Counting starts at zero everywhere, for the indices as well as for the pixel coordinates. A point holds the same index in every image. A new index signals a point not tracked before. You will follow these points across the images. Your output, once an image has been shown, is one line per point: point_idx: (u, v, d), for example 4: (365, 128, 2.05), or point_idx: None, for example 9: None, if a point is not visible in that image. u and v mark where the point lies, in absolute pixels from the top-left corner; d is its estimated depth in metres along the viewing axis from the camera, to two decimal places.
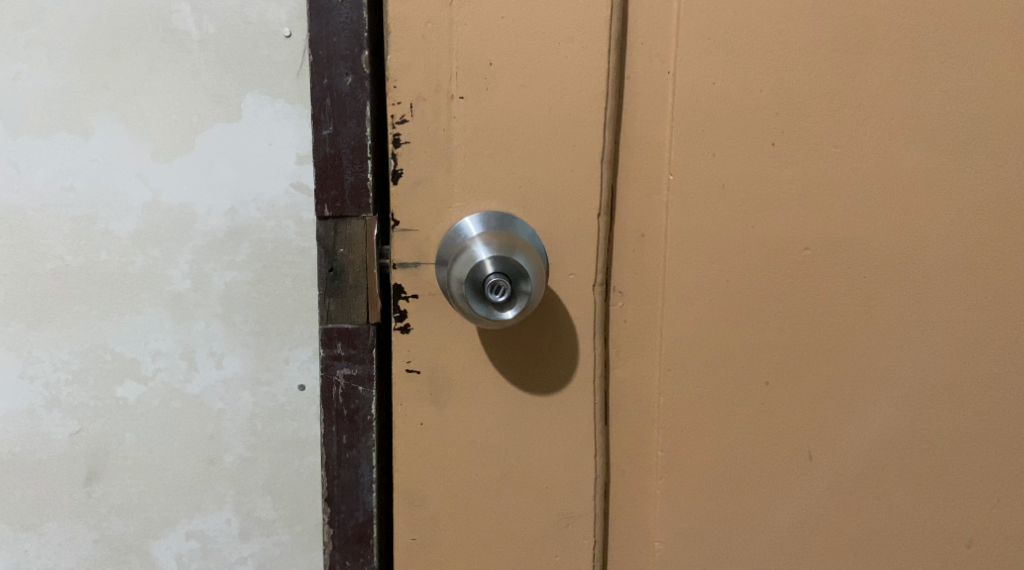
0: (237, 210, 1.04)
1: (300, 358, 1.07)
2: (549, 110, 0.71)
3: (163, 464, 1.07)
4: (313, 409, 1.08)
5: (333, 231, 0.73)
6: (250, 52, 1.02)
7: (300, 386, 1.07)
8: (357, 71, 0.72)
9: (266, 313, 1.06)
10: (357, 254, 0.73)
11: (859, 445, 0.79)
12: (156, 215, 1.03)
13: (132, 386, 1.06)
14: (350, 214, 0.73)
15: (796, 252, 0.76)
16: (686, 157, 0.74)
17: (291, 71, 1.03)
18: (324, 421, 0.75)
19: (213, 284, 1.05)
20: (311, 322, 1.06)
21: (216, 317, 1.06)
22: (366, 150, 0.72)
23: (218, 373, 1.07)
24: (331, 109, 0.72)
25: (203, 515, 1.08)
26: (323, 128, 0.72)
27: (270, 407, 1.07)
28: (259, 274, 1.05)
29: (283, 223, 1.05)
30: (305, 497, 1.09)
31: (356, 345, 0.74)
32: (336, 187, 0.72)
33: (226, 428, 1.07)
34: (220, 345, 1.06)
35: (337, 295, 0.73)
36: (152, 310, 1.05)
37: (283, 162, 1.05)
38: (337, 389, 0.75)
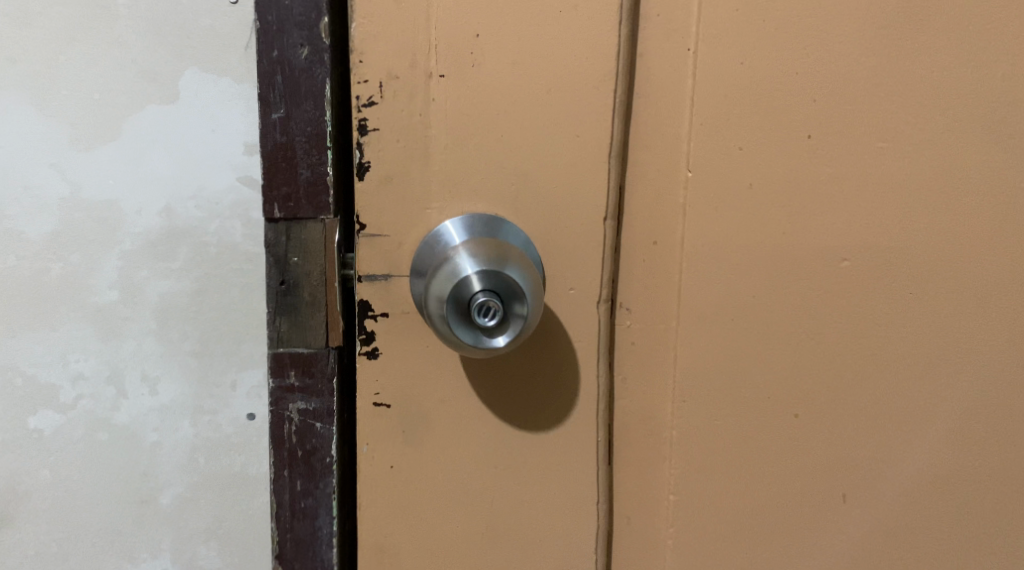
0: (173, 208, 0.96)
1: (249, 384, 0.99)
2: (547, 92, 0.59)
3: (85, 507, 0.98)
4: (263, 441, 1.00)
5: (285, 236, 0.60)
6: (191, 21, 0.93)
7: (249, 415, 0.99)
8: (314, 42, 0.59)
9: (209, 329, 0.98)
10: (314, 265, 0.61)
11: (895, 489, 0.68)
12: (78, 213, 0.94)
13: (49, 416, 0.97)
14: (306, 216, 0.60)
15: (832, 263, 0.65)
16: (710, 151, 0.62)
17: (239, 45, 0.94)
18: (273, 465, 0.62)
19: (144, 296, 0.96)
20: (260, 341, 0.98)
21: (148, 335, 0.97)
22: (326, 139, 0.60)
23: (152, 401, 0.98)
24: (282, 88, 0.59)
25: (135, 564, 1.00)
26: (272, 111, 0.59)
27: (213, 439, 0.99)
28: (200, 285, 0.97)
29: (229, 223, 0.96)
30: (254, 541, 1.01)
31: (314, 374, 0.61)
32: (289, 182, 0.60)
33: (161, 464, 0.99)
34: (154, 369, 0.98)
35: (290, 313, 0.61)
36: (71, 325, 0.96)
37: (231, 151, 0.96)
38: (289, 427, 0.62)
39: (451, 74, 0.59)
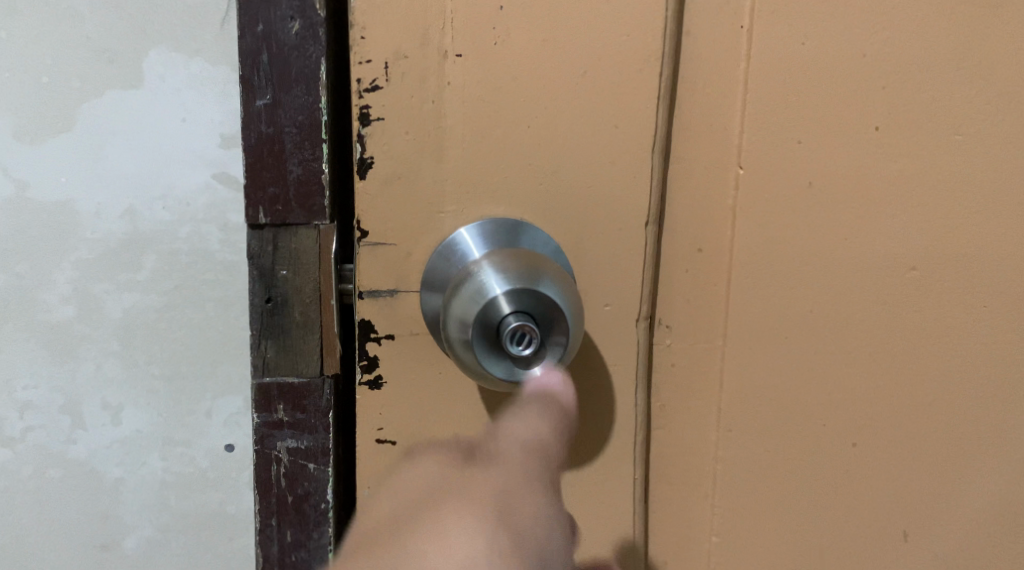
0: (136, 211, 0.82)
1: (225, 412, 0.87)
2: (582, 75, 0.50)
3: (39, 553, 0.87)
4: (243, 475, 0.89)
5: (271, 245, 0.52)
6: None
7: (227, 445, 0.88)
8: (308, 15, 0.50)
9: (179, 350, 0.85)
10: (306, 278, 0.52)
11: (964, 530, 0.60)
12: (22, 216, 0.81)
13: None
14: (297, 221, 0.52)
15: (897, 273, 0.56)
16: (766, 144, 0.54)
17: (216, 20, 0.81)
18: (259, 514, 0.53)
19: (104, 312, 0.83)
20: (239, 364, 0.86)
21: (109, 356, 0.84)
22: (321, 130, 0.51)
23: (114, 431, 0.86)
24: (269, 69, 0.50)
25: None
26: (257, 97, 0.50)
27: (186, 475, 0.88)
28: (171, 300, 0.84)
29: (202, 228, 0.83)
30: None
31: (306, 408, 0.53)
32: (277, 182, 0.51)
33: (126, 503, 0.88)
34: (116, 396, 0.85)
35: (279, 336, 0.52)
36: (20, 347, 0.83)
37: (202, 144, 0.83)
38: (278, 468, 0.53)
39: (469, 54, 0.50)
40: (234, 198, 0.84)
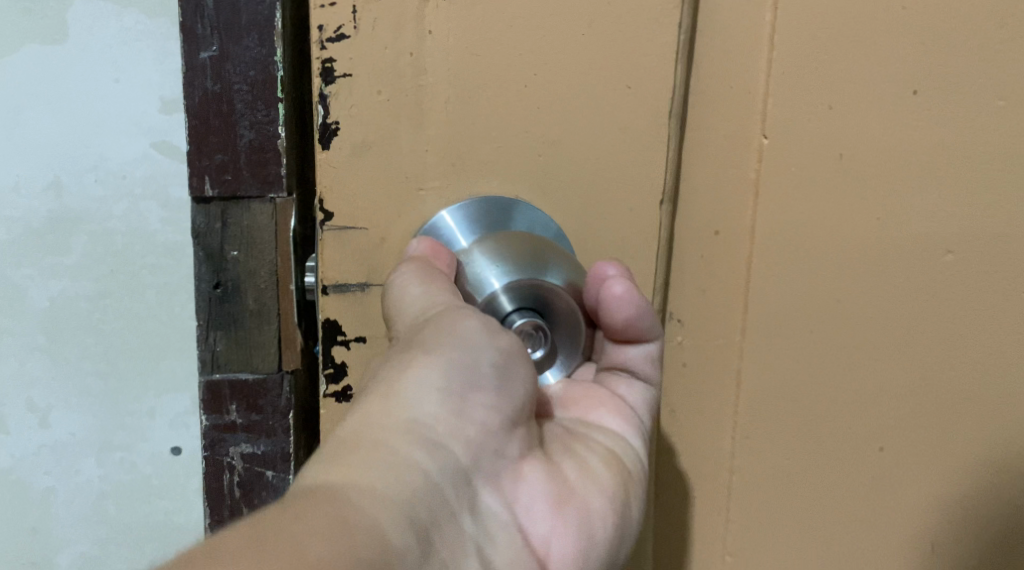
0: (64, 185, 0.63)
1: (174, 411, 0.69)
2: (585, 26, 0.43)
3: None
4: (194, 482, 0.71)
5: (220, 222, 0.45)
6: None
7: (174, 449, 0.70)
8: None
9: (116, 346, 0.67)
10: (261, 262, 0.45)
11: None
12: None
13: None
14: (248, 195, 0.44)
15: (926, 254, 0.47)
16: (799, 118, 0.46)
17: None
18: (213, 524, 0.50)
19: (29, 301, 0.65)
20: (186, 357, 0.68)
21: (36, 353, 0.66)
22: (278, 86, 0.43)
23: (42, 438, 0.68)
24: (217, 15, 0.43)
25: None
26: (202, 48, 0.43)
27: (128, 482, 0.70)
28: (105, 284, 0.66)
29: (142, 205, 0.65)
30: None
31: (262, 409, 0.47)
32: (224, 148, 0.44)
33: (58, 517, 0.70)
34: (44, 397, 0.67)
35: (229, 329, 0.46)
36: None
37: None
38: (232, 476, 0.49)
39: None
40: (177, 168, 0.65)
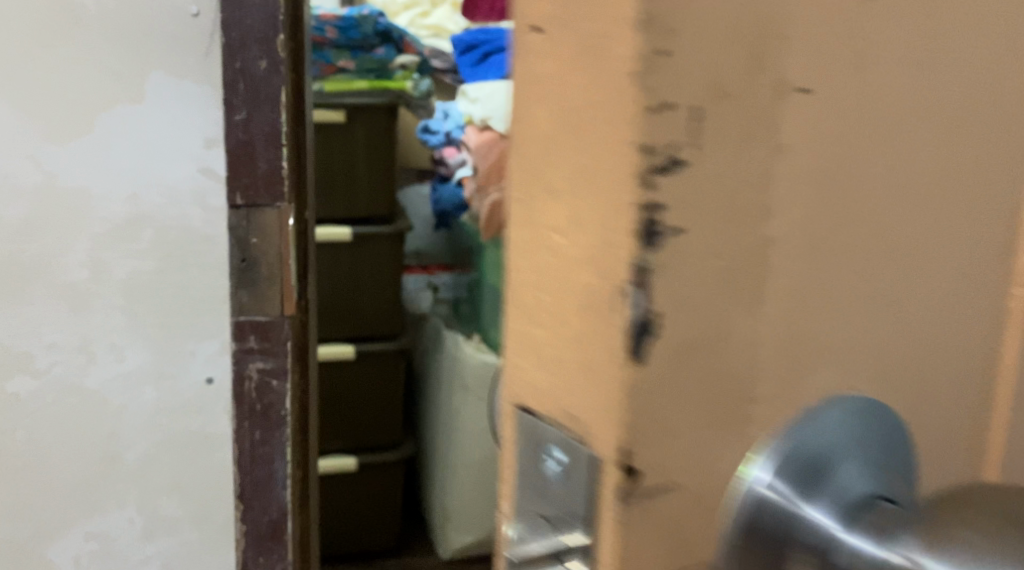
0: (139, 195, 0.85)
1: (208, 352, 0.90)
2: (885, 129, 0.36)
3: (55, 468, 0.88)
4: (222, 404, 0.91)
5: (245, 219, 0.87)
6: (155, 26, 0.82)
7: (208, 379, 0.91)
8: (273, 56, 0.84)
9: (171, 306, 0.88)
10: (269, 245, 0.87)
11: None
12: (46, 197, 0.83)
13: (22, 382, 0.86)
14: (264, 203, 0.86)
15: None
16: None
17: (197, 49, 0.83)
18: (237, 416, 0.91)
19: (111, 272, 0.86)
20: (220, 317, 0.89)
21: (116, 307, 0.87)
22: (280, 138, 0.85)
23: (118, 368, 0.88)
24: (245, 94, 0.84)
25: (102, 516, 0.91)
26: (237, 113, 0.84)
27: (175, 403, 0.91)
28: (162, 263, 0.87)
29: (188, 210, 0.86)
30: (215, 498, 0.93)
31: (269, 339, 0.89)
32: (250, 173, 0.86)
33: (126, 428, 0.90)
34: (122, 338, 0.87)
35: (254, 294, 0.88)
36: (42, 298, 0.85)
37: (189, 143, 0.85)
38: (251, 382, 0.90)
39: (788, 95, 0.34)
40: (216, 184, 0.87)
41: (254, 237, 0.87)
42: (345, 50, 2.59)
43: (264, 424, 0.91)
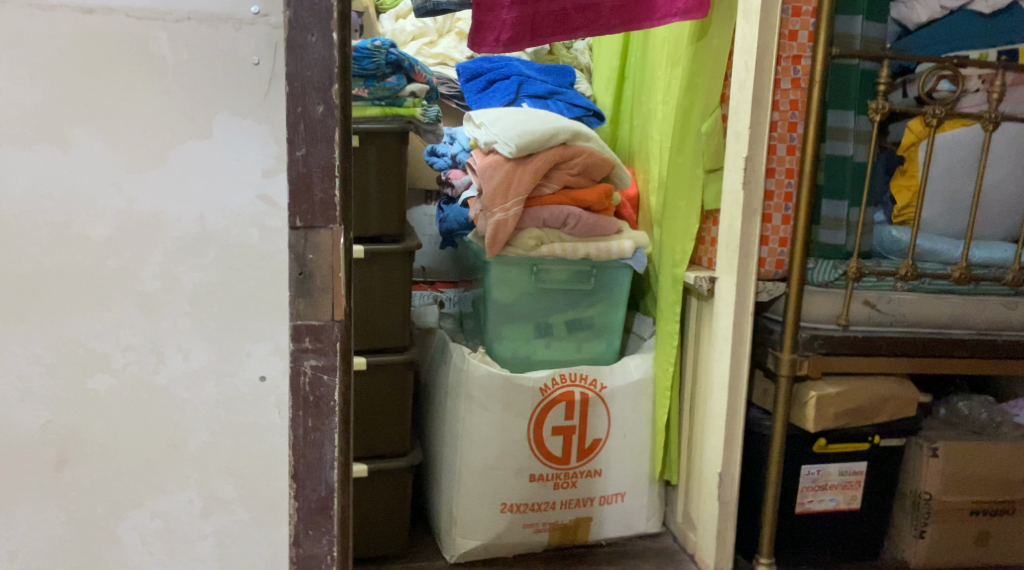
0: (206, 217, 1.28)
1: (261, 353, 1.31)
2: None
3: (128, 446, 1.31)
4: (271, 397, 1.32)
5: (303, 238, 1.29)
6: (223, 75, 1.27)
7: (261, 376, 1.32)
8: (328, 102, 1.28)
9: (231, 314, 1.30)
10: (322, 260, 1.30)
11: None
12: (130, 220, 1.27)
13: (102, 378, 1.30)
14: (319, 225, 1.29)
15: None
16: None
17: (259, 92, 1.27)
18: (296, 408, 1.32)
19: (180, 283, 1.29)
20: (269, 320, 1.31)
21: (184, 314, 1.30)
22: (333, 168, 1.29)
23: (184, 365, 1.31)
24: (305, 133, 1.28)
25: (167, 495, 1.32)
26: (299, 149, 1.28)
27: (233, 396, 1.32)
28: (223, 276, 1.29)
29: (247, 229, 1.29)
30: (263, 479, 1.34)
31: (321, 340, 1.31)
32: (308, 200, 1.29)
33: (190, 415, 1.31)
34: (187, 342, 1.30)
35: (309, 303, 1.30)
36: (121, 306, 1.29)
37: (251, 176, 1.29)
38: (306, 376, 1.32)
39: None
40: (271, 209, 1.30)
41: (310, 255, 1.29)
42: (359, 80, 3.07)
43: (315, 415, 1.33)
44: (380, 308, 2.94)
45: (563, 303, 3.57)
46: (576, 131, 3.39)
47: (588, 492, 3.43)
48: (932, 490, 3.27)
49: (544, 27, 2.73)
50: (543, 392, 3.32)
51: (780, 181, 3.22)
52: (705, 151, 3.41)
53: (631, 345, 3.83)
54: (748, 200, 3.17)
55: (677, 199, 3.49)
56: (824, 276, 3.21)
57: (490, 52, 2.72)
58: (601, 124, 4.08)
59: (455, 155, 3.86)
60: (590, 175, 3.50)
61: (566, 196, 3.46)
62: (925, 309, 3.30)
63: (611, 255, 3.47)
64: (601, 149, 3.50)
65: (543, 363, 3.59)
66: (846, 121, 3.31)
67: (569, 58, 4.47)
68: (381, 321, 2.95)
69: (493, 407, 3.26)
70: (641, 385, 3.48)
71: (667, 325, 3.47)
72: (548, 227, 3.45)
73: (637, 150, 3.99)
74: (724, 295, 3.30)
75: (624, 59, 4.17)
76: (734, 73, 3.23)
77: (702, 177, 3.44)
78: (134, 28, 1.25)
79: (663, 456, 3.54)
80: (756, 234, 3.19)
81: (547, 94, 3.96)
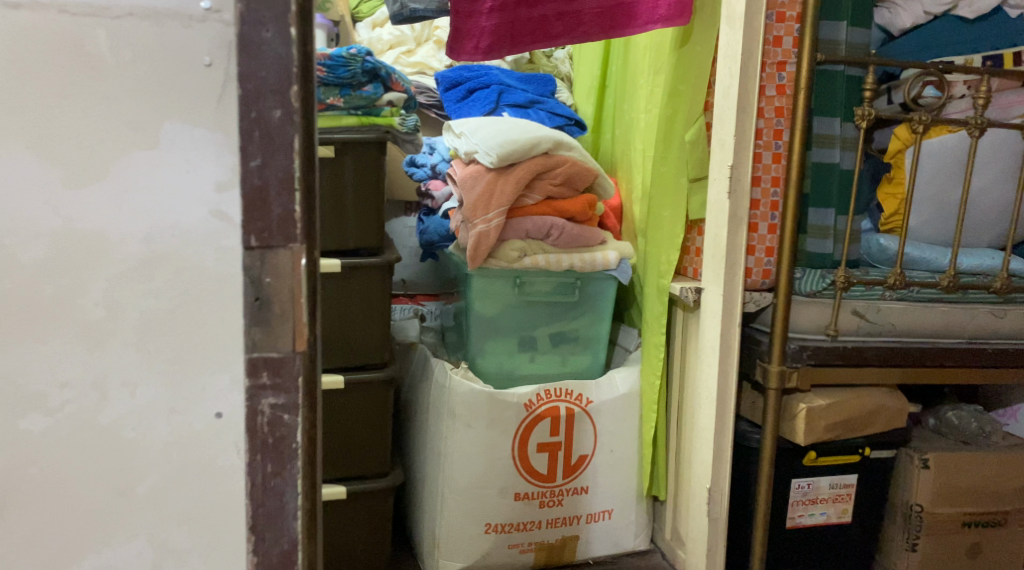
0: (154, 237, 1.20)
1: (217, 386, 1.23)
2: None
3: (70, 492, 1.21)
4: (229, 434, 1.24)
5: (259, 262, 1.21)
6: (170, 79, 1.18)
7: (218, 413, 1.23)
8: (287, 105, 1.20)
9: (183, 346, 1.21)
10: (281, 286, 1.21)
11: None
12: (70, 244, 1.18)
13: (37, 419, 1.20)
14: (277, 246, 1.21)
15: None
16: None
17: (212, 98, 1.19)
18: (253, 450, 1.24)
19: (126, 310, 1.20)
20: (225, 351, 1.22)
21: (130, 346, 1.21)
22: (293, 183, 1.21)
23: (130, 403, 1.21)
24: (260, 141, 1.20)
25: (113, 548, 1.23)
26: (254, 159, 1.20)
27: (187, 434, 1.23)
28: (174, 303, 1.20)
29: (201, 249, 1.20)
30: (221, 527, 1.25)
31: (280, 374, 1.23)
32: (265, 218, 1.21)
33: (139, 454, 1.22)
34: (134, 376, 1.21)
35: (267, 332, 1.21)
36: (60, 338, 1.19)
37: (204, 191, 1.20)
38: (264, 416, 1.23)
39: None
40: (227, 227, 1.21)
41: (268, 278, 1.21)
42: (335, 88, 3.03)
43: (276, 459, 1.24)
44: (358, 324, 2.85)
45: (548, 317, 3.50)
46: (559, 140, 3.32)
47: (574, 510, 3.34)
48: (923, 501, 3.20)
49: (524, 35, 2.65)
50: (528, 407, 3.23)
51: (765, 190, 3.15)
52: (689, 160, 3.35)
53: (616, 358, 3.77)
54: (733, 209, 3.11)
55: (662, 209, 3.43)
56: (811, 285, 3.18)
57: (469, 61, 2.63)
58: (583, 133, 4.01)
59: (435, 166, 3.81)
60: (574, 184, 3.42)
61: (549, 207, 3.38)
62: (913, 317, 3.25)
63: (596, 266, 3.40)
64: (584, 158, 3.43)
65: (528, 378, 3.51)
66: (832, 127, 3.25)
67: (550, 67, 4.39)
68: (359, 337, 2.85)
69: (477, 424, 3.17)
70: (628, 399, 3.41)
71: (654, 336, 3.43)
72: (531, 238, 3.37)
73: (619, 160, 3.92)
74: (710, 307, 3.22)
75: (604, 68, 4.11)
76: (718, 80, 3.16)
77: (687, 187, 3.38)
78: (70, 29, 1.17)
79: (651, 472, 3.46)
80: (742, 244, 3.12)
81: (529, 103, 3.91)
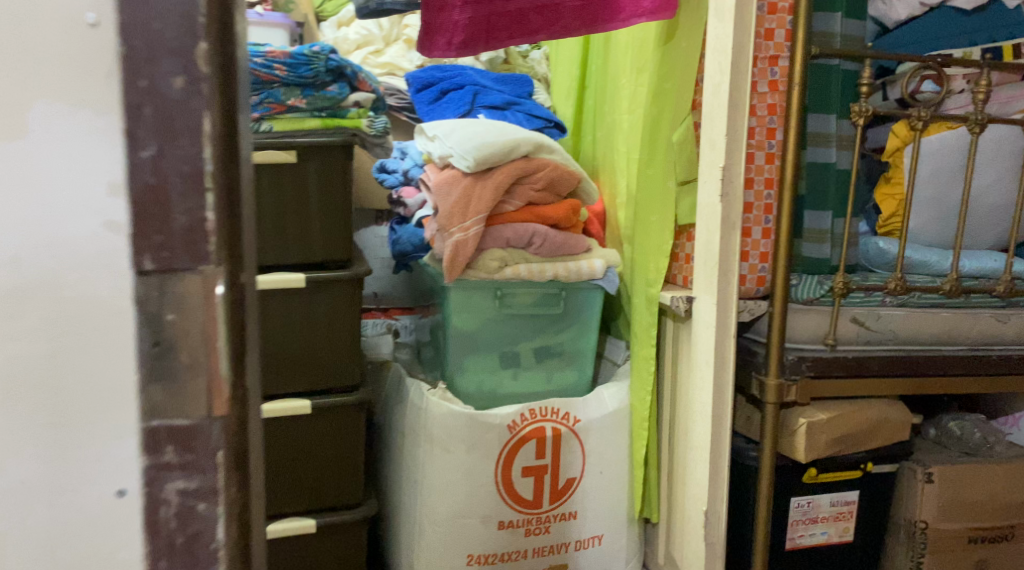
0: (22, 258, 0.90)
1: (114, 454, 0.93)
2: None
3: None
4: (130, 519, 0.94)
5: (160, 294, 0.92)
6: (40, 44, 0.89)
7: (118, 490, 0.93)
8: (192, 71, 0.91)
9: (64, 404, 0.92)
10: (189, 328, 0.93)
11: None
12: None
13: None
14: (183, 272, 0.92)
15: None
16: None
17: (99, 67, 0.90)
18: (155, 552, 0.94)
19: None
20: (120, 409, 0.93)
21: None
22: (203, 183, 0.92)
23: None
24: (161, 128, 0.90)
25: None
26: (149, 149, 0.91)
27: (76, 517, 0.93)
28: (53, 348, 0.91)
29: (89, 272, 0.91)
30: None
31: (190, 448, 0.94)
32: (167, 232, 0.91)
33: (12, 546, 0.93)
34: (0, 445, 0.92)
35: (171, 393, 0.93)
36: None
37: (89, 192, 0.91)
38: (172, 503, 0.94)
39: None
40: (122, 238, 0.91)
41: (170, 315, 0.92)
42: (297, 88, 2.89)
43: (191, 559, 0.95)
44: (325, 343, 2.62)
45: (531, 331, 3.29)
46: (539, 142, 3.13)
47: (563, 537, 3.14)
48: (928, 517, 2.97)
49: (500, 29, 2.44)
50: (512, 429, 3.02)
51: (759, 192, 3.00)
52: (680, 162, 3.13)
53: (604, 372, 3.58)
54: (725, 213, 2.90)
55: (649, 214, 3.21)
56: (809, 293, 3.01)
57: (441, 57, 2.44)
58: (563, 135, 3.82)
59: (407, 171, 3.59)
60: (556, 189, 3.22)
61: (531, 213, 3.17)
62: (915, 324, 3.07)
63: (581, 275, 3.20)
64: (566, 161, 3.25)
65: (511, 396, 3.30)
66: (827, 125, 3.08)
67: (527, 68, 4.19)
68: (326, 357, 2.63)
69: (457, 448, 2.97)
70: (618, 416, 3.21)
71: (644, 349, 3.20)
72: (511, 247, 3.16)
73: (601, 163, 3.73)
74: (702, 316, 3.03)
75: (585, 67, 3.91)
76: (707, 77, 2.97)
77: (675, 191, 3.18)
78: None
79: (642, 493, 3.26)
80: (735, 250, 2.92)
81: (505, 104, 3.70)
